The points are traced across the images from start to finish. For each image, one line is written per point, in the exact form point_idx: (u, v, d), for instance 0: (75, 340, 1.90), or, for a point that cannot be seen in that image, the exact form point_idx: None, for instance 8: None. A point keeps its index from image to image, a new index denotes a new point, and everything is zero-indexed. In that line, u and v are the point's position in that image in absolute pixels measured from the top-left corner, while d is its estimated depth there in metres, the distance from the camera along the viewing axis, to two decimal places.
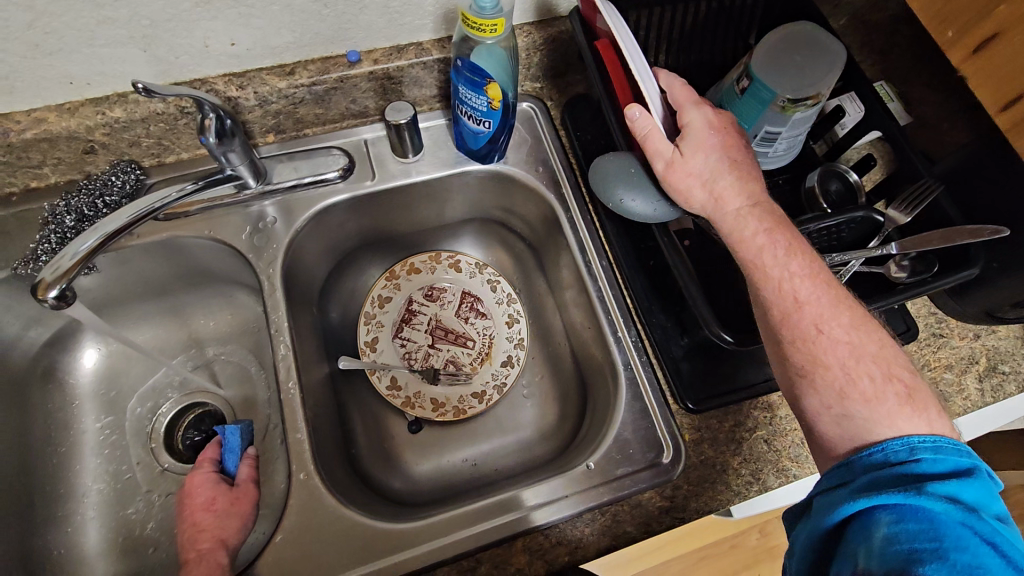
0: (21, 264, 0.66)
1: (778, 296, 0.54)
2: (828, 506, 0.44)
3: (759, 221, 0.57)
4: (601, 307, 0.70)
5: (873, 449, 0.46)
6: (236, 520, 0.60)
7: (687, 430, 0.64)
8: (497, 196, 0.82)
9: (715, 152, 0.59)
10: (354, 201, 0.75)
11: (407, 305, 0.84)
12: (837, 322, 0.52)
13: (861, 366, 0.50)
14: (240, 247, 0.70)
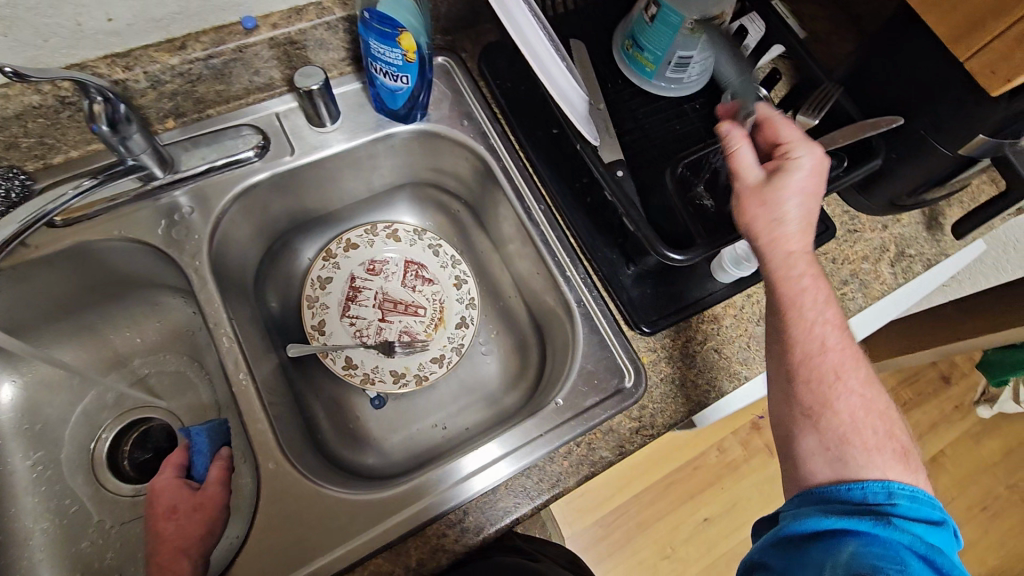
0: None
1: (807, 336, 0.57)
2: (802, 524, 0.50)
3: (805, 265, 0.58)
4: (546, 249, 0.71)
5: (851, 484, 0.51)
6: (202, 528, 0.57)
7: (644, 352, 0.67)
8: (424, 157, 0.80)
9: (802, 196, 0.58)
10: (277, 180, 0.71)
11: (350, 282, 0.81)
12: (853, 375, 0.57)
13: (868, 418, 0.55)
14: (158, 243, 0.65)
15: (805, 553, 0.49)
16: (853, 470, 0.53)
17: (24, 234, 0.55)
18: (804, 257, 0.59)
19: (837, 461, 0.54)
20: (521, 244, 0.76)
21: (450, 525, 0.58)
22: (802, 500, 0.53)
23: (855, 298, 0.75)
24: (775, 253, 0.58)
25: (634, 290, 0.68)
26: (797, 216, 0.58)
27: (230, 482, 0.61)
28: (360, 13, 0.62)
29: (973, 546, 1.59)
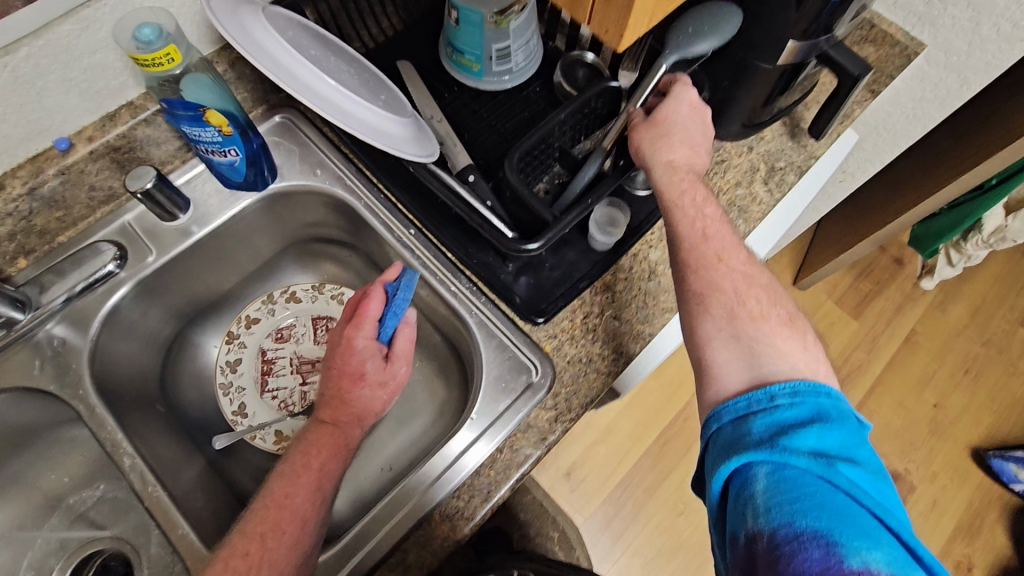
0: None
1: (691, 229, 0.61)
2: (715, 461, 0.50)
3: (687, 174, 0.63)
4: (427, 270, 0.71)
5: (740, 399, 0.51)
6: (380, 402, 0.61)
7: (546, 342, 0.67)
8: (293, 215, 0.80)
9: (682, 118, 0.64)
10: (148, 284, 0.71)
11: (261, 356, 0.81)
12: (736, 256, 0.61)
13: (752, 291, 0.59)
14: (40, 382, 0.65)
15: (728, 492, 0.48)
16: (748, 343, 0.56)
17: None
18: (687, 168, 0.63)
19: (734, 339, 0.57)
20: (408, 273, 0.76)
21: (393, 569, 0.58)
22: (712, 410, 0.53)
23: (738, 225, 0.77)
24: (658, 162, 0.62)
25: (519, 283, 0.68)
26: (676, 132, 0.63)
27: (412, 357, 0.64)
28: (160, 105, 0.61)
29: (968, 410, 1.61)
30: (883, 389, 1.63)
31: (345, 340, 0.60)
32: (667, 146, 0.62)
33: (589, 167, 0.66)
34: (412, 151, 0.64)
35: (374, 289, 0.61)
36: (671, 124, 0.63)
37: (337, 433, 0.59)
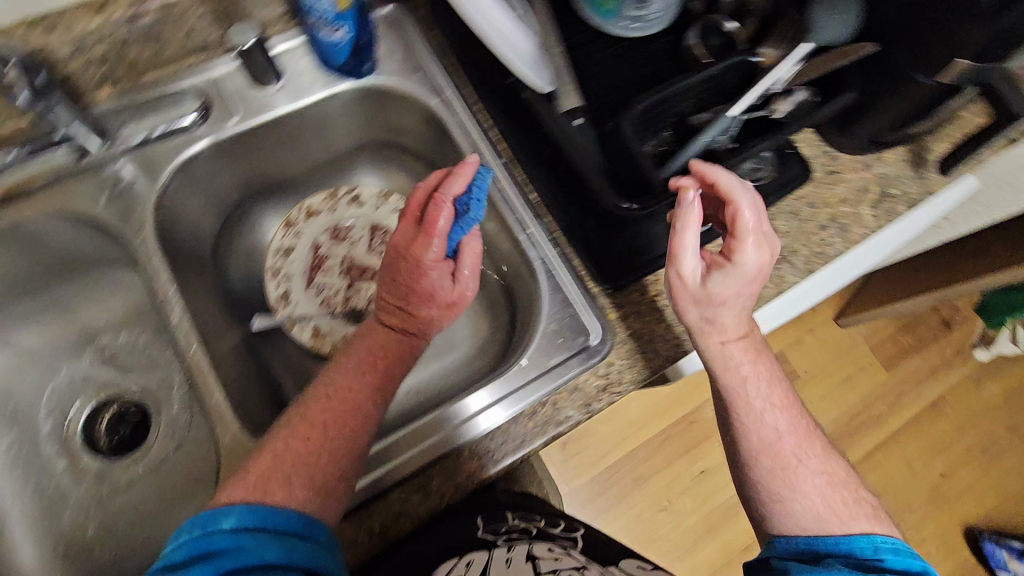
0: None
1: (759, 434, 0.58)
2: (802, 571, 0.52)
3: (748, 353, 0.58)
4: (505, 204, 0.68)
5: (846, 537, 0.54)
6: (406, 342, 0.59)
7: (611, 309, 0.65)
8: (379, 116, 0.77)
9: (742, 289, 0.55)
10: (223, 148, 0.69)
11: (315, 250, 0.80)
12: (811, 453, 0.58)
13: (836, 494, 0.57)
14: (102, 216, 0.63)
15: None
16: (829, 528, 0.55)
17: None
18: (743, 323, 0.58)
19: (817, 521, 0.56)
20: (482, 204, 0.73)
21: (413, 490, 0.57)
22: (773, 534, 0.58)
23: (834, 244, 0.71)
24: (713, 345, 0.58)
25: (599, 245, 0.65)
26: (730, 309, 0.56)
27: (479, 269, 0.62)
28: None
29: (973, 489, 1.58)
30: (894, 446, 1.60)
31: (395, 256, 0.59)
32: (704, 327, 0.57)
33: (715, 127, 0.61)
34: (531, 74, 0.59)
35: (444, 204, 0.57)
36: (711, 304, 0.55)
37: (400, 343, 0.58)
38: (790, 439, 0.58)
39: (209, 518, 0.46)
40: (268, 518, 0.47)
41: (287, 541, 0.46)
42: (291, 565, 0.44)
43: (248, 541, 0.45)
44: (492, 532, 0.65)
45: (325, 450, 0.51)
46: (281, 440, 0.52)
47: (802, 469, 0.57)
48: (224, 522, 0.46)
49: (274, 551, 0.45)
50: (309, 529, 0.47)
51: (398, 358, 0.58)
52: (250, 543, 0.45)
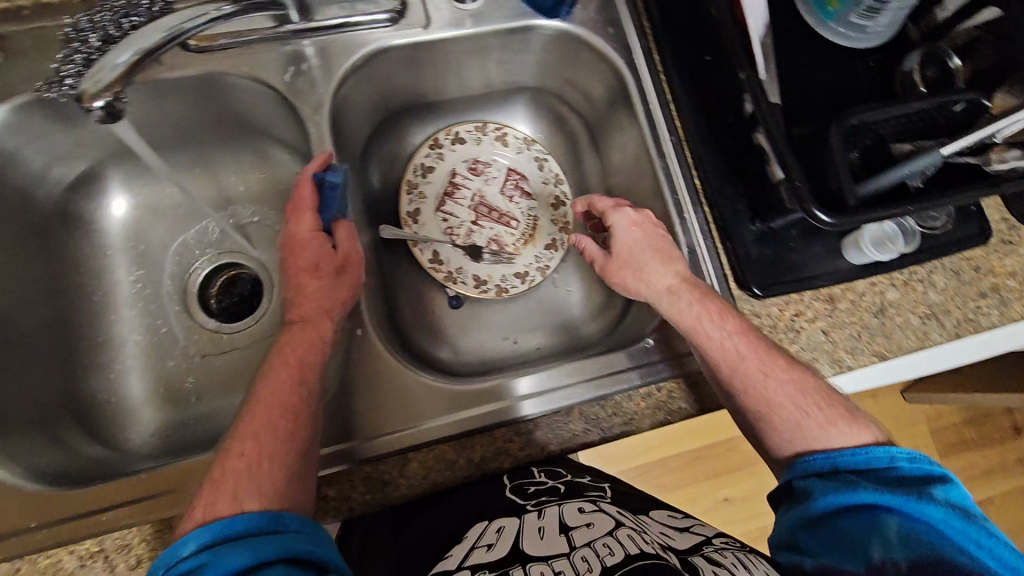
0: (43, 88, 0.56)
1: (722, 355, 0.55)
2: (824, 492, 0.46)
3: (692, 306, 0.56)
4: (667, 182, 0.65)
5: (857, 449, 0.48)
6: (316, 330, 0.53)
7: (748, 315, 0.62)
8: (561, 64, 0.73)
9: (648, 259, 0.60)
10: (400, 53, 0.66)
11: (452, 176, 0.79)
12: (772, 367, 0.53)
13: (812, 399, 0.52)
14: (281, 89, 0.63)
15: (827, 520, 0.44)
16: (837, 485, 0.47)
17: (163, 50, 0.46)
18: (699, 298, 0.57)
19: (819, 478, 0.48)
20: (632, 174, 0.71)
21: (518, 434, 0.57)
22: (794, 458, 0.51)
23: (989, 315, 0.64)
24: (664, 300, 0.58)
25: (754, 249, 0.62)
26: (647, 257, 0.60)
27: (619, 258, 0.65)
28: None
29: None
30: None
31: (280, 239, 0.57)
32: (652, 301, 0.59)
33: (923, 159, 0.56)
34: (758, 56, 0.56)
35: (301, 183, 0.57)
36: (643, 259, 0.60)
37: (310, 327, 0.53)
38: (783, 395, 0.52)
39: (169, 554, 0.38)
40: (229, 527, 0.39)
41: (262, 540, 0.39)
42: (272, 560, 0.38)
43: (217, 556, 0.37)
44: (519, 492, 0.53)
45: (270, 474, 0.44)
46: (234, 448, 0.45)
47: (772, 382, 0.53)
48: (184, 549, 0.38)
49: (248, 555, 0.38)
50: (280, 522, 0.40)
51: (316, 357, 0.52)
52: (218, 555, 0.37)
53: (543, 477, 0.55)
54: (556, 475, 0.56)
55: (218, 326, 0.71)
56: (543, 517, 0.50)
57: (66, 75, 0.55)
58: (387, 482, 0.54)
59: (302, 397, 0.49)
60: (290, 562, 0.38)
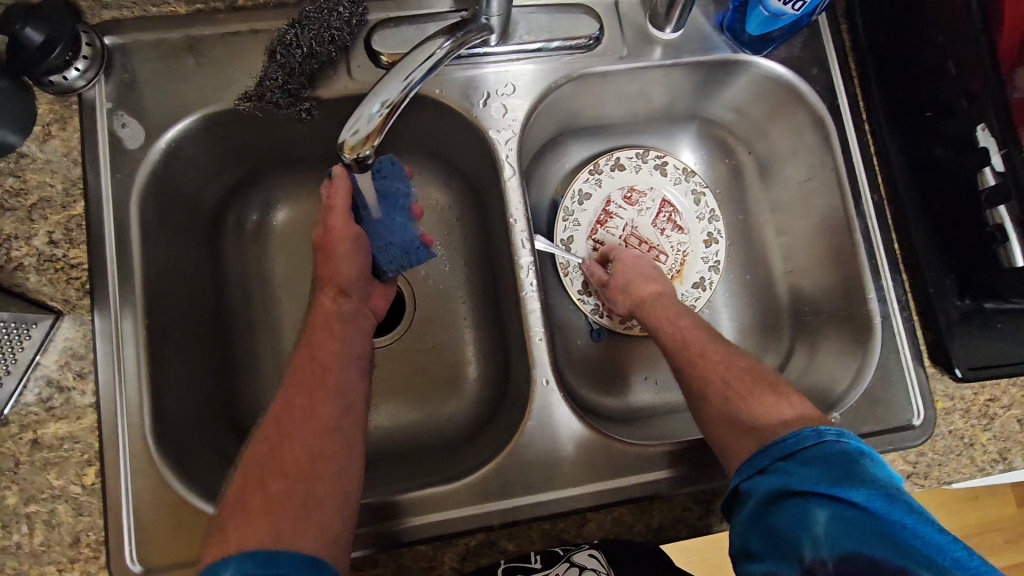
0: (243, 101, 0.55)
1: (676, 342, 0.58)
2: (761, 486, 0.45)
3: (653, 302, 0.63)
4: (866, 244, 0.61)
5: (786, 436, 0.46)
6: (330, 304, 0.58)
7: (941, 397, 0.59)
8: (764, 118, 0.68)
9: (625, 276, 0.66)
10: (585, 81, 0.63)
11: (605, 206, 0.74)
12: (707, 349, 0.57)
13: (735, 374, 0.54)
14: (476, 114, 0.60)
15: (766, 516, 0.43)
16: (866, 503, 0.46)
17: (407, 96, 0.44)
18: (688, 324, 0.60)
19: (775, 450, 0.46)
20: (813, 225, 0.67)
21: (699, 502, 0.55)
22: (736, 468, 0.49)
23: None
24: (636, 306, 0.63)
25: (958, 328, 0.58)
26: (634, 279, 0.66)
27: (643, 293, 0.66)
28: None
29: None
30: None
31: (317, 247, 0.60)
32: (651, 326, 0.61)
33: None
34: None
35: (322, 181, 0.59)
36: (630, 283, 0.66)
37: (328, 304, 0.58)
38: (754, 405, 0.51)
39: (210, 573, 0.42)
40: (273, 563, 0.41)
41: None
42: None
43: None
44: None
45: (291, 465, 0.48)
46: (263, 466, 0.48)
47: (705, 362, 0.55)
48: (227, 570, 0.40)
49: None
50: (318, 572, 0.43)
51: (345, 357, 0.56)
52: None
53: (538, 561, 0.51)
54: (553, 558, 0.51)
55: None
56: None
57: (268, 89, 0.54)
58: (564, 541, 0.54)
59: (318, 368, 0.54)
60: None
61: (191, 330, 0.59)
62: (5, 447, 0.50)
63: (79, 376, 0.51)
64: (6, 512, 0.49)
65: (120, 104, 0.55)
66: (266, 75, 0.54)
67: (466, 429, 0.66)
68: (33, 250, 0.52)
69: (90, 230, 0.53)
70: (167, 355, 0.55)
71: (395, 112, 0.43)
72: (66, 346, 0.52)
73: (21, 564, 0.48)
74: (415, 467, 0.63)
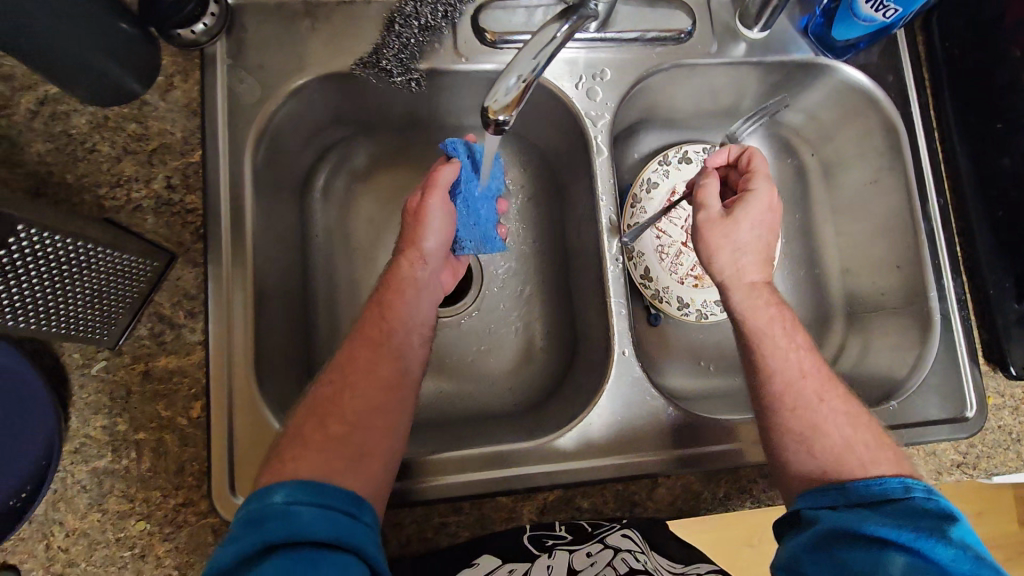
0: (360, 66, 0.59)
1: (783, 366, 0.55)
2: (830, 518, 0.46)
3: (768, 304, 0.57)
4: (930, 245, 0.65)
5: (869, 481, 0.49)
6: (409, 268, 0.60)
7: (992, 393, 0.63)
8: (834, 121, 0.71)
9: (748, 233, 0.58)
10: (676, 71, 0.66)
11: (671, 197, 0.75)
12: (824, 391, 0.54)
13: (853, 432, 0.52)
14: (571, 96, 0.63)
15: (830, 541, 0.45)
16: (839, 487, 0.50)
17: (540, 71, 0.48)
18: (776, 319, 0.57)
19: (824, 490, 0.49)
20: (874, 227, 0.70)
21: (762, 475, 0.58)
22: (799, 493, 0.51)
23: None
24: (738, 288, 0.58)
25: (1016, 329, 0.62)
26: (737, 240, 0.58)
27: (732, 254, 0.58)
28: None
29: None
30: None
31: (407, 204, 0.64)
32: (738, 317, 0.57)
33: None
34: None
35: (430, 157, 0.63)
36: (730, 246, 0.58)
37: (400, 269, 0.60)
38: (835, 433, 0.52)
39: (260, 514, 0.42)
40: (319, 495, 0.44)
41: (339, 516, 0.43)
42: (344, 543, 0.42)
43: (301, 511, 0.42)
44: (537, 544, 0.52)
45: (350, 413, 0.51)
46: (348, 406, 0.52)
47: (824, 407, 0.53)
48: (277, 496, 0.43)
49: (327, 526, 0.42)
50: (358, 509, 0.45)
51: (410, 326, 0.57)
52: (304, 512, 0.42)
53: (563, 530, 0.53)
54: (581, 531, 0.53)
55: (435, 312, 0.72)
56: (555, 558, 0.50)
57: (386, 56, 0.59)
58: (636, 503, 0.57)
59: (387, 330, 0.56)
60: (357, 554, 0.42)
61: (283, 283, 0.62)
62: (119, 376, 0.52)
63: (190, 315, 0.54)
64: (116, 437, 0.52)
65: (238, 61, 0.58)
66: (385, 45, 0.59)
67: (531, 398, 0.69)
68: (151, 192, 0.55)
69: (206, 178, 0.55)
70: (267, 301, 0.58)
71: (530, 85, 0.47)
72: (178, 286, 0.54)
73: (129, 488, 0.51)
74: (485, 428, 0.66)
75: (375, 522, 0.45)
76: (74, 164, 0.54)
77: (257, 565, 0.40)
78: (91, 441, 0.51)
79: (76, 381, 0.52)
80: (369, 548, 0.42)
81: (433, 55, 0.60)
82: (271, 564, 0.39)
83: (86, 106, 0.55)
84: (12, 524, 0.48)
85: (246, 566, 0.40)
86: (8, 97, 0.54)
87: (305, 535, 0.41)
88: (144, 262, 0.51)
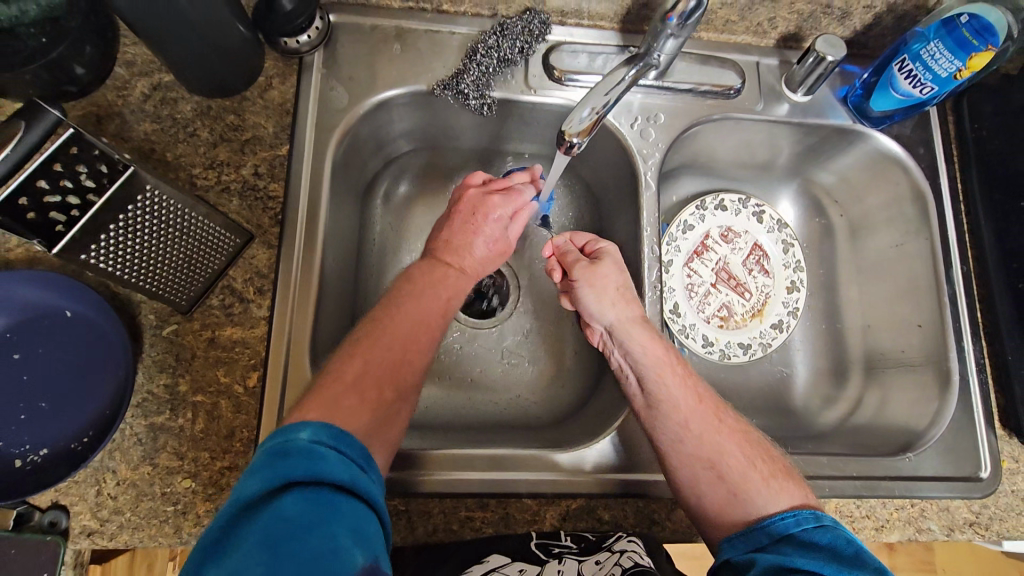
0: (439, 87, 0.65)
1: (672, 407, 0.55)
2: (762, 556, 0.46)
3: (650, 341, 0.58)
4: (952, 308, 0.68)
5: (787, 514, 0.49)
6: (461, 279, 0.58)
7: (1006, 457, 0.65)
8: (862, 184, 0.76)
9: (614, 276, 0.60)
10: (722, 122, 0.71)
11: (704, 238, 0.80)
12: (708, 420, 0.55)
13: (742, 452, 0.53)
14: (624, 134, 0.68)
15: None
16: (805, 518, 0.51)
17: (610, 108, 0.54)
18: (668, 356, 0.58)
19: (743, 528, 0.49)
20: (898, 286, 0.73)
21: None
22: (721, 540, 0.50)
23: None
24: (624, 336, 0.59)
25: None
26: (614, 283, 0.60)
27: (618, 290, 0.60)
28: (945, 15, 0.61)
29: None
30: None
31: (481, 199, 0.61)
32: (634, 364, 0.58)
33: None
34: None
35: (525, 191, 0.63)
36: (609, 291, 0.59)
37: (447, 276, 0.57)
38: (736, 453, 0.53)
39: (275, 450, 0.39)
40: (340, 441, 0.41)
41: (358, 466, 0.40)
42: (362, 493, 0.39)
43: (326, 454, 0.39)
44: (544, 550, 0.53)
45: None
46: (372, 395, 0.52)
47: (725, 428, 0.54)
48: (301, 434, 0.40)
49: (345, 474, 0.39)
50: (370, 465, 0.42)
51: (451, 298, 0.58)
52: (328, 455, 0.39)
53: (570, 541, 0.55)
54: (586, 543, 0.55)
55: (473, 323, 0.76)
56: (563, 563, 0.52)
57: (462, 80, 0.65)
58: (655, 521, 0.58)
59: None
60: (368, 504, 0.39)
61: (341, 275, 0.66)
62: (186, 340, 0.56)
63: (258, 292, 0.58)
64: (176, 397, 0.55)
65: (331, 71, 0.65)
66: (465, 72, 0.65)
67: (555, 415, 0.71)
68: (239, 177, 0.60)
69: (290, 170, 0.61)
70: (326, 289, 0.62)
71: (601, 117, 0.54)
72: (252, 263, 0.59)
73: (180, 446, 0.54)
74: (510, 435, 0.68)
75: (380, 480, 0.42)
76: (174, 144, 0.60)
77: (272, 502, 0.36)
78: (152, 397, 0.54)
79: (147, 340, 0.55)
80: (379, 504, 0.40)
81: (504, 85, 0.66)
82: (290, 502, 0.35)
83: (192, 96, 0.61)
84: (71, 467, 0.51)
85: (260, 500, 0.36)
86: (126, 81, 0.61)
87: (328, 478, 0.38)
88: (228, 237, 0.56)
